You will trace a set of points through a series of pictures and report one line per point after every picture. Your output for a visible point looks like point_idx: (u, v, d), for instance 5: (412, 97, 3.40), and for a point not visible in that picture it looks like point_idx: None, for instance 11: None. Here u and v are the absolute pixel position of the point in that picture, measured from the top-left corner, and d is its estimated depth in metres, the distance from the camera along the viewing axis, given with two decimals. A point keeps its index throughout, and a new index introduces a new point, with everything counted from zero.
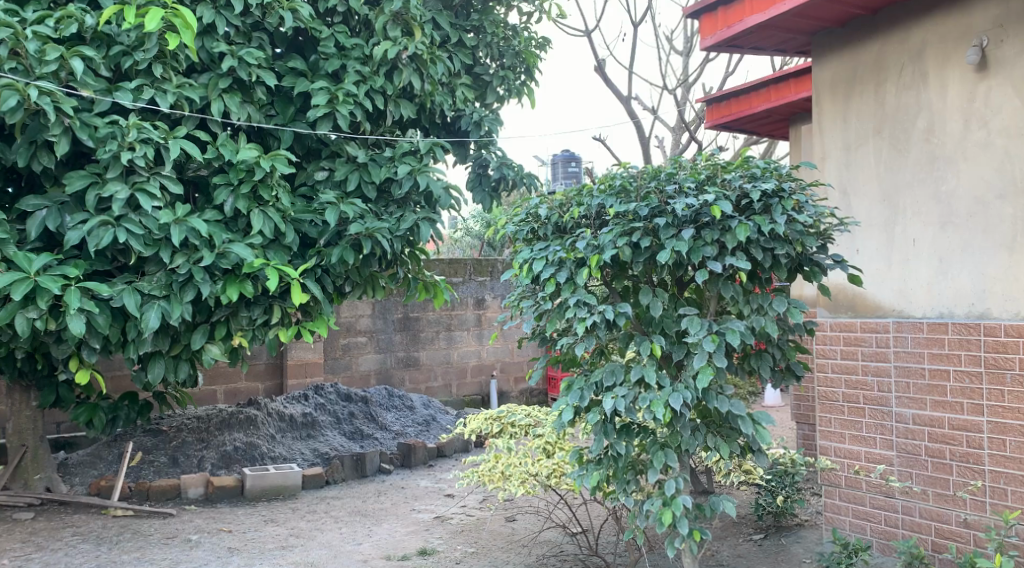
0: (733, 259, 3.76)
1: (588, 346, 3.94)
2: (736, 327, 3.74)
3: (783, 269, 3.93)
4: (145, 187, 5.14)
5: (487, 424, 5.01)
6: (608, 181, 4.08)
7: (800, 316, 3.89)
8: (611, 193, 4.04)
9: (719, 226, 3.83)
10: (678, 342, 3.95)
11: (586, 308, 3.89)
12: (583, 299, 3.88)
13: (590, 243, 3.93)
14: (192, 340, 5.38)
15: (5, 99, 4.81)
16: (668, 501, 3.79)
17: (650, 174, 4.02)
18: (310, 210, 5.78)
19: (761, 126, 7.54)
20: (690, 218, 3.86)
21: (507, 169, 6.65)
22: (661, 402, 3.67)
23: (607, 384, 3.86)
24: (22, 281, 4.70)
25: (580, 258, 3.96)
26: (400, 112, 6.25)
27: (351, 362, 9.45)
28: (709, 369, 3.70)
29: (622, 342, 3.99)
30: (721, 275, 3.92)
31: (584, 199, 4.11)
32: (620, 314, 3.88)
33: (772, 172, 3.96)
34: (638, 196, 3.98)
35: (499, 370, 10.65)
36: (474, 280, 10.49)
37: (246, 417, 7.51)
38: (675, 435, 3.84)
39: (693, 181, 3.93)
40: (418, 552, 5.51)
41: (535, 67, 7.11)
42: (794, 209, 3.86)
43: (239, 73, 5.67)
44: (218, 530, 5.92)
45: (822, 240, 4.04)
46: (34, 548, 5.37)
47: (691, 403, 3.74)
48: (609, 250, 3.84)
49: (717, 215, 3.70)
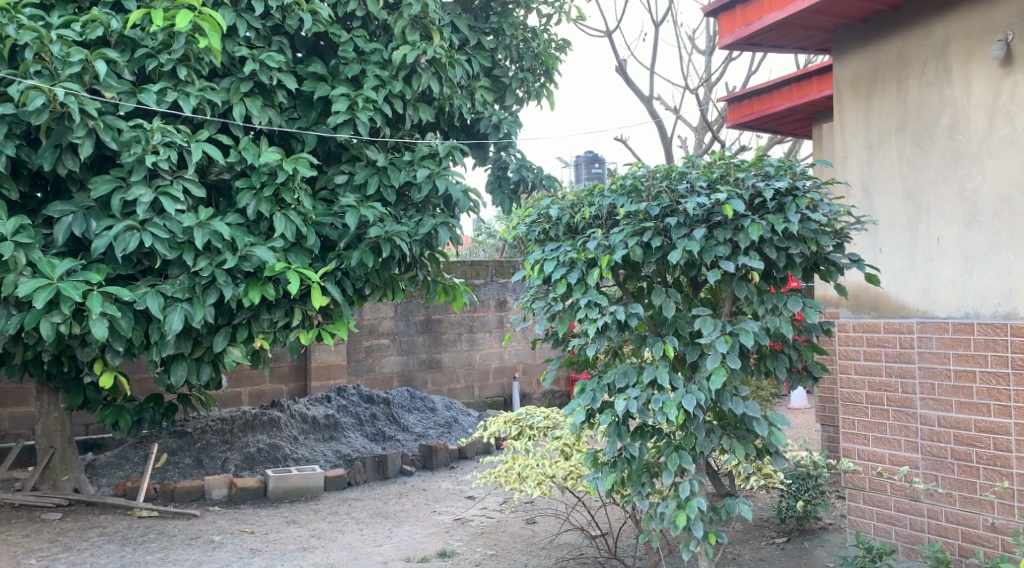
0: (746, 259, 3.72)
1: (599, 347, 3.91)
2: (749, 328, 3.70)
3: (798, 269, 3.88)
4: (169, 191, 5.19)
5: (506, 427, 5.01)
6: (620, 180, 4.07)
7: (816, 317, 3.84)
8: (622, 193, 4.02)
9: (731, 225, 3.79)
10: (692, 343, 3.92)
11: (598, 309, 3.88)
12: (595, 299, 3.87)
13: (601, 243, 3.91)
14: (214, 343, 5.43)
15: (31, 99, 4.90)
16: (683, 504, 3.76)
17: (662, 174, 3.99)
18: (330, 213, 5.82)
19: (784, 126, 7.48)
20: (702, 218, 3.83)
21: (527, 171, 6.69)
22: (673, 403, 3.66)
23: (619, 386, 3.83)
24: (45, 287, 4.75)
25: (591, 258, 3.94)
26: (418, 116, 6.25)
27: (374, 364, 9.49)
28: (722, 370, 3.67)
29: (634, 342, 3.97)
30: (735, 276, 3.90)
31: (595, 200, 4.09)
32: (631, 315, 3.86)
33: (787, 170, 3.93)
34: (649, 196, 3.95)
35: (521, 373, 10.66)
36: (496, 282, 10.51)
37: (269, 418, 7.59)
38: (690, 437, 3.82)
39: (705, 180, 3.90)
40: (439, 553, 5.52)
41: (555, 68, 7.06)
42: (808, 208, 3.80)
43: (260, 76, 5.71)
44: (240, 531, 5.96)
45: (838, 239, 3.99)
46: (61, 548, 5.44)
47: (704, 405, 3.71)
48: (620, 250, 3.82)
49: (729, 214, 3.67)
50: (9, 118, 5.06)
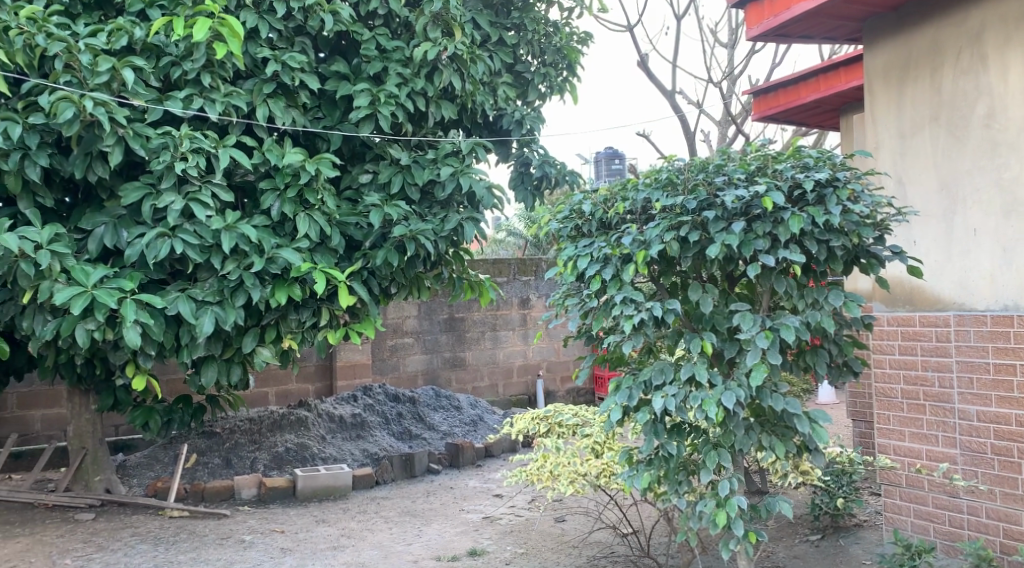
0: (786, 252, 3.68)
1: (636, 344, 3.84)
2: (790, 323, 3.66)
3: (839, 261, 3.83)
4: (199, 197, 5.19)
5: (533, 424, 5.04)
6: (654, 174, 4.02)
7: (858, 310, 3.80)
8: (657, 187, 3.99)
9: (770, 218, 3.74)
10: (729, 338, 3.88)
11: (633, 305, 3.83)
12: (630, 295, 3.82)
13: (636, 238, 3.89)
14: (244, 344, 5.43)
15: (62, 110, 4.91)
16: (722, 503, 3.72)
17: (698, 166, 3.96)
18: (355, 213, 5.80)
19: (811, 117, 7.37)
20: (740, 211, 3.79)
21: (550, 167, 6.64)
22: (712, 401, 3.60)
23: (656, 384, 3.79)
24: (80, 294, 4.78)
25: (626, 254, 3.91)
26: (440, 114, 6.24)
27: (398, 363, 9.50)
28: (762, 367, 3.63)
29: (670, 339, 3.93)
30: (774, 270, 3.84)
31: (628, 194, 4.07)
32: (668, 311, 3.81)
33: (826, 161, 3.86)
34: (685, 188, 3.93)
35: (546, 370, 10.62)
36: (519, 280, 10.47)
37: (297, 418, 7.62)
38: (728, 435, 3.76)
39: (743, 172, 3.87)
40: (469, 552, 5.50)
41: (577, 63, 7.01)
42: (851, 199, 3.77)
43: (283, 77, 5.71)
44: (270, 531, 5.97)
45: (879, 231, 3.91)
46: (95, 548, 5.47)
47: (744, 402, 3.66)
48: (655, 246, 3.79)
49: (768, 207, 3.61)
50: (40, 127, 5.11)
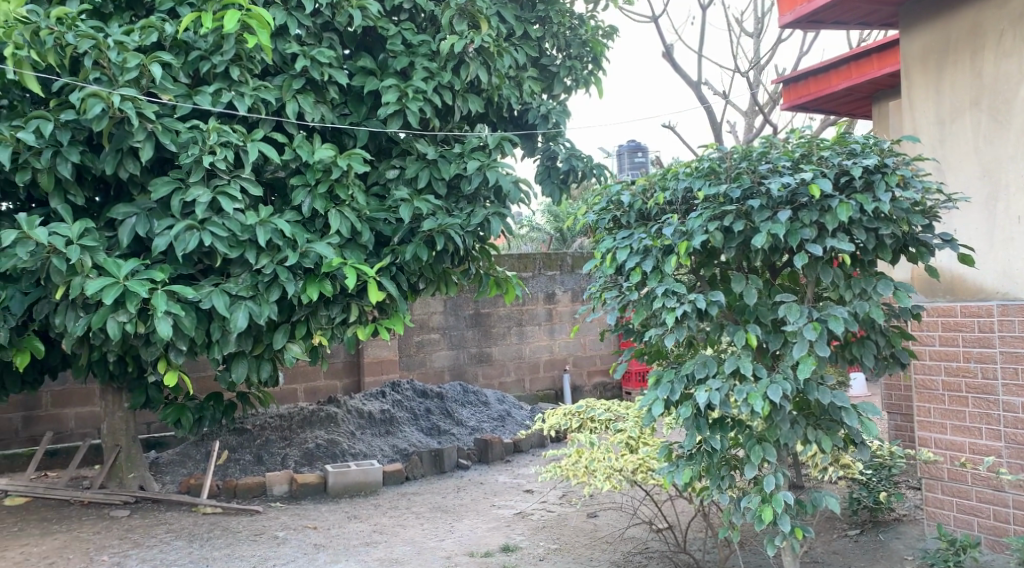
0: (835, 241, 3.62)
1: (679, 337, 3.81)
2: (838, 314, 3.58)
3: (888, 250, 3.76)
4: (227, 190, 5.20)
5: (566, 419, 4.97)
6: (695, 163, 3.95)
7: (909, 300, 3.74)
8: (699, 175, 3.92)
9: (817, 205, 3.68)
10: (774, 330, 3.82)
11: (675, 297, 3.77)
12: (672, 287, 3.76)
13: (677, 229, 3.82)
14: (275, 340, 5.43)
15: (92, 106, 4.93)
16: (767, 499, 3.68)
17: (741, 154, 3.87)
18: (384, 209, 5.79)
19: (842, 106, 7.24)
20: (786, 199, 3.73)
21: (576, 161, 6.51)
22: (758, 394, 3.55)
23: (699, 377, 3.73)
24: (112, 285, 4.79)
25: (667, 245, 3.85)
26: (467, 107, 6.18)
27: (425, 359, 9.49)
28: (810, 359, 3.57)
29: (712, 332, 3.86)
30: (820, 259, 3.78)
31: (668, 183, 4.00)
32: (712, 303, 3.76)
33: (873, 147, 3.79)
34: (729, 176, 3.85)
35: (572, 365, 10.56)
36: (544, 275, 10.39)
37: (326, 414, 7.64)
38: (773, 429, 3.71)
39: (789, 159, 3.79)
40: (501, 548, 5.47)
41: (603, 55, 6.92)
42: (900, 185, 3.71)
43: (312, 73, 5.69)
44: (303, 527, 5.97)
45: (928, 218, 3.84)
46: (131, 545, 5.50)
47: (791, 395, 3.61)
48: (699, 236, 3.73)
49: (817, 194, 3.55)
50: (72, 124, 5.15)
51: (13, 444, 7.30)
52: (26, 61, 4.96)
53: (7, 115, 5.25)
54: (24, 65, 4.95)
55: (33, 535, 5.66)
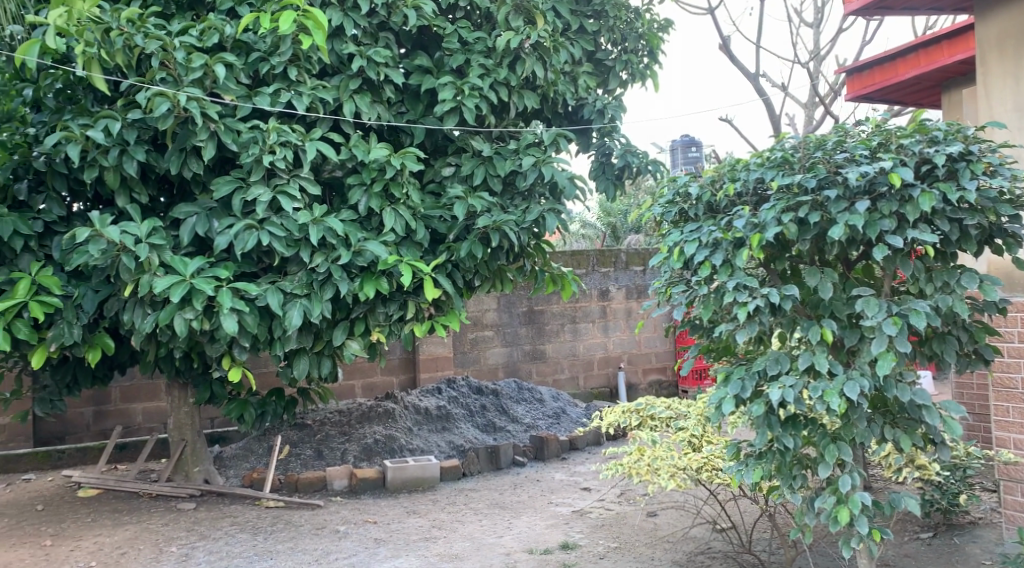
0: (916, 232, 3.51)
1: (750, 333, 3.73)
2: (920, 308, 3.48)
3: (973, 242, 3.65)
4: (287, 190, 5.25)
5: (625, 417, 4.89)
6: (767, 153, 3.90)
7: (995, 293, 3.62)
8: (771, 166, 3.86)
9: (897, 196, 3.57)
10: (850, 326, 3.73)
11: (747, 291, 3.71)
12: (743, 282, 3.70)
13: (749, 222, 3.75)
14: (334, 337, 5.49)
15: (157, 106, 5.02)
16: (843, 499, 3.58)
17: (815, 144, 3.81)
18: (439, 206, 5.81)
19: (907, 95, 7.02)
20: (863, 189, 3.64)
21: (632, 156, 6.43)
22: (835, 391, 3.45)
23: (772, 374, 3.66)
24: (179, 283, 4.88)
25: (738, 238, 3.77)
26: (523, 103, 6.12)
27: (480, 356, 9.50)
28: (890, 355, 3.45)
29: (785, 327, 3.79)
30: (899, 253, 3.67)
31: (739, 174, 3.93)
32: (786, 298, 3.69)
33: (956, 134, 3.67)
34: (802, 166, 3.76)
35: (627, 363, 10.46)
36: (598, 272, 10.30)
37: (384, 410, 7.66)
38: (849, 427, 3.63)
39: (865, 148, 3.70)
40: (561, 546, 5.43)
41: (659, 48, 6.82)
42: (987, 173, 3.61)
43: (368, 73, 5.73)
44: (364, 521, 6.02)
45: (1015, 208, 3.70)
46: (198, 537, 5.60)
47: (869, 393, 3.52)
48: (772, 228, 3.65)
49: (898, 183, 3.44)
50: (138, 124, 5.29)
51: (84, 437, 7.55)
52: (95, 58, 5.08)
53: (73, 112, 5.42)
54: (93, 61, 5.07)
55: (105, 526, 5.80)
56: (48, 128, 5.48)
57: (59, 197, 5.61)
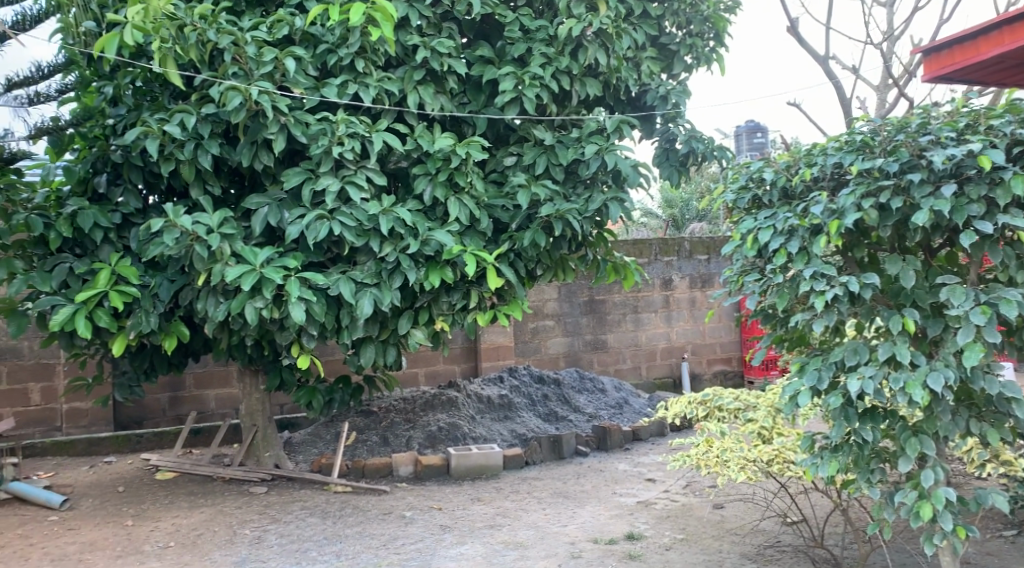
0: (1007, 217, 3.38)
1: (828, 323, 3.66)
2: (1011, 297, 3.35)
3: None
4: (355, 180, 5.31)
5: (691, 408, 4.78)
6: (847, 137, 3.82)
7: None
8: (850, 150, 3.77)
9: (987, 179, 3.46)
10: (933, 315, 3.62)
11: (825, 280, 3.63)
12: (822, 270, 3.63)
13: (827, 208, 3.67)
14: (399, 325, 5.53)
15: (231, 99, 5.12)
16: (926, 494, 3.48)
17: (897, 126, 3.68)
18: (501, 196, 5.81)
19: (989, 75, 6.74)
20: (950, 172, 3.51)
21: (697, 142, 6.31)
22: (917, 383, 3.35)
23: (850, 364, 3.57)
24: (250, 272, 4.96)
25: (816, 224, 3.70)
26: (585, 91, 6.07)
27: (541, 345, 9.50)
28: (977, 346, 3.33)
29: (864, 317, 3.70)
30: (989, 239, 3.53)
31: (816, 159, 3.85)
32: (866, 286, 3.61)
33: None
34: (884, 150, 3.67)
35: (690, 353, 10.33)
36: (660, 261, 10.16)
37: (448, 398, 7.73)
38: (932, 420, 3.53)
39: (952, 131, 3.57)
40: (626, 536, 5.40)
41: (724, 31, 6.67)
42: None
43: (431, 64, 5.72)
44: (429, 508, 6.07)
45: None
46: (270, 520, 5.73)
47: (954, 384, 3.41)
48: (851, 214, 3.57)
49: (987, 166, 3.33)
50: (212, 118, 5.37)
51: (161, 422, 7.80)
52: (170, 54, 5.24)
53: (150, 108, 5.58)
54: (168, 58, 5.24)
55: (182, 507, 5.98)
56: (126, 124, 5.64)
57: (136, 190, 5.75)
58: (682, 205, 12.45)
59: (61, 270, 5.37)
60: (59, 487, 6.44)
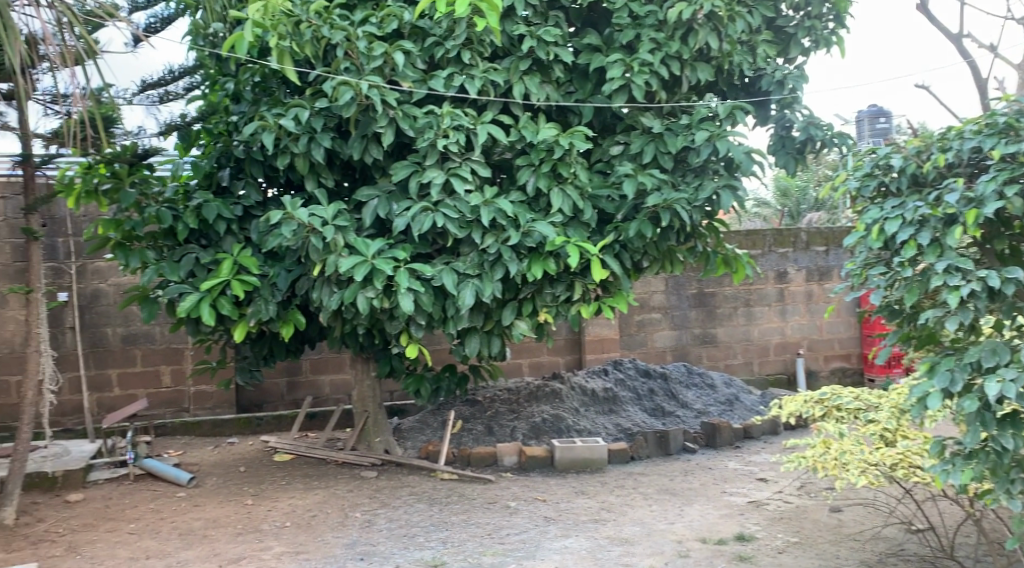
0: None
1: (962, 321, 3.42)
2: None
3: None
4: (458, 172, 5.28)
5: (808, 407, 4.58)
6: (988, 119, 3.59)
7: None
8: (990, 133, 3.55)
9: None
10: None
11: (959, 275, 3.41)
12: (956, 263, 3.40)
13: (963, 196, 3.47)
14: (503, 317, 5.51)
15: (342, 94, 5.21)
16: None
17: None
18: (607, 185, 5.68)
19: None
20: None
21: (815, 129, 6.03)
22: None
23: (988, 366, 3.33)
24: (361, 263, 5.03)
25: (950, 215, 3.49)
26: (696, 77, 5.88)
27: (648, 338, 9.32)
28: None
29: (1004, 315, 3.46)
30: None
31: (952, 143, 3.65)
32: (1006, 282, 3.37)
33: None
34: None
35: (806, 349, 9.94)
36: (774, 253, 9.78)
37: (551, 390, 7.65)
38: None
39: None
40: (737, 536, 5.22)
41: (846, 11, 6.30)
42: None
43: (538, 53, 5.62)
44: (534, 499, 6.04)
45: None
46: (379, 504, 5.82)
47: None
48: (991, 203, 3.36)
49: None
50: (325, 112, 5.48)
51: (280, 406, 8.05)
52: (287, 51, 5.27)
53: (268, 103, 5.71)
54: (285, 54, 5.26)
55: (297, 489, 6.15)
56: (246, 120, 5.79)
57: (256, 184, 5.92)
58: (797, 194, 11.95)
59: (189, 260, 5.59)
60: (186, 466, 6.74)
